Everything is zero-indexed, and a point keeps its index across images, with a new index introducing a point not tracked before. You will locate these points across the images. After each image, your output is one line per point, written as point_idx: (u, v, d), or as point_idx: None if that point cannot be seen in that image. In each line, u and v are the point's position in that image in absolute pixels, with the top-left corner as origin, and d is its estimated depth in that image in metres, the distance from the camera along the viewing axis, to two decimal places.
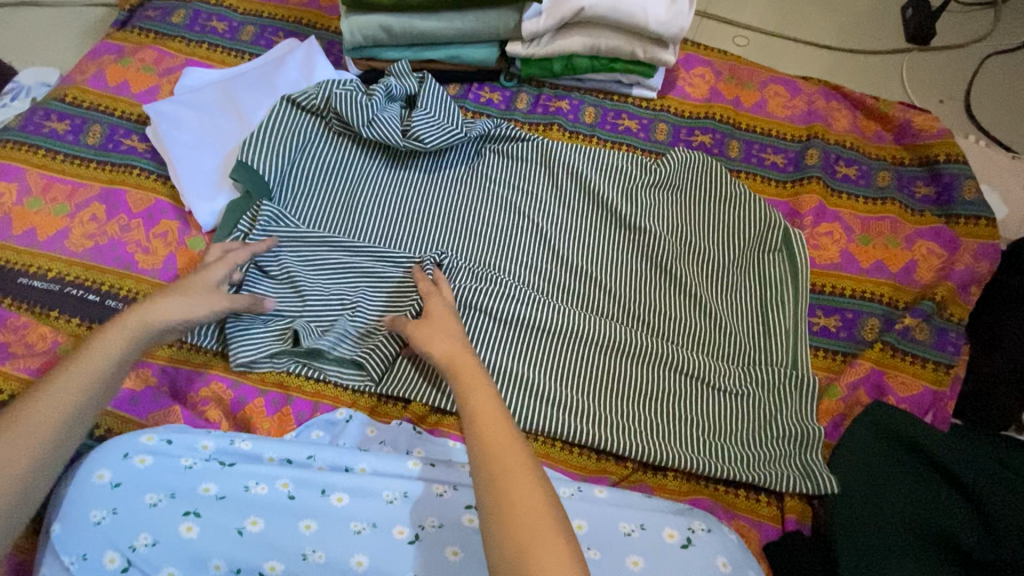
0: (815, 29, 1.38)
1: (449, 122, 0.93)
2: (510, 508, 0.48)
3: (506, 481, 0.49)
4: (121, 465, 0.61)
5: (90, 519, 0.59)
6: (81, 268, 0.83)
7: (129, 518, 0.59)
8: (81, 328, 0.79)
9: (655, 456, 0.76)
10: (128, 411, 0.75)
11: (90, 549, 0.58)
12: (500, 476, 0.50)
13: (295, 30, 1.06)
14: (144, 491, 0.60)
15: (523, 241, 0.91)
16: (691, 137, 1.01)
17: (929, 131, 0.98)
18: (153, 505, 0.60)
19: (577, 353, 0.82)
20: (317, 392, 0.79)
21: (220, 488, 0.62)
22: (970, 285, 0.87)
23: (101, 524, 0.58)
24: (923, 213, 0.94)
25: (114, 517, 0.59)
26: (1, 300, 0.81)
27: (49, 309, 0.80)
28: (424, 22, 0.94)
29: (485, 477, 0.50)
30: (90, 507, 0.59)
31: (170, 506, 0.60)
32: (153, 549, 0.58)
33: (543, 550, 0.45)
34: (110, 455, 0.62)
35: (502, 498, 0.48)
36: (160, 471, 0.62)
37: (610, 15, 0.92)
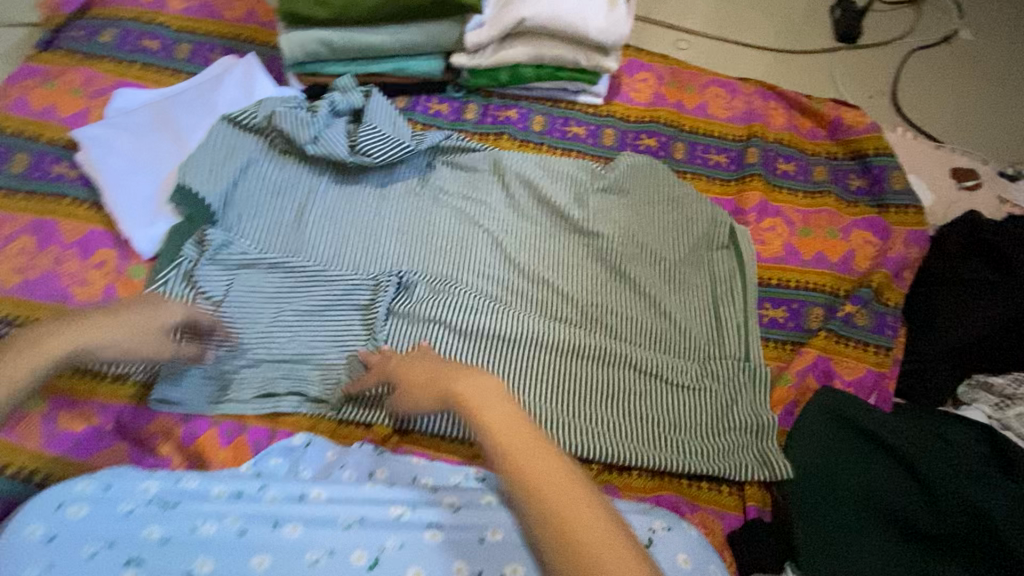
0: (752, 32, 1.43)
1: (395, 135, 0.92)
2: (561, 519, 0.49)
3: (545, 494, 0.51)
4: (55, 517, 0.59)
5: None
6: (10, 304, 0.78)
7: (69, 569, 0.55)
8: None
9: (619, 456, 0.78)
10: (71, 455, 0.72)
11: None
12: (538, 491, 0.51)
13: (233, 47, 1.04)
14: (82, 542, 0.57)
15: (479, 250, 0.91)
16: (637, 142, 1.03)
17: (859, 126, 1.03)
18: (92, 556, 0.56)
19: (537, 359, 0.82)
20: (273, 418, 0.77)
21: (164, 530, 0.59)
22: (903, 271, 0.92)
23: None
24: (857, 204, 0.98)
25: (53, 570, 0.55)
26: None
27: None
28: (365, 36, 0.93)
29: (526, 486, 0.52)
30: (22, 563, 0.56)
31: (108, 556, 0.56)
32: None
33: (603, 545, 0.48)
34: (43, 509, 0.59)
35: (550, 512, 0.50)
36: (98, 518, 0.59)
37: (550, 25, 0.93)
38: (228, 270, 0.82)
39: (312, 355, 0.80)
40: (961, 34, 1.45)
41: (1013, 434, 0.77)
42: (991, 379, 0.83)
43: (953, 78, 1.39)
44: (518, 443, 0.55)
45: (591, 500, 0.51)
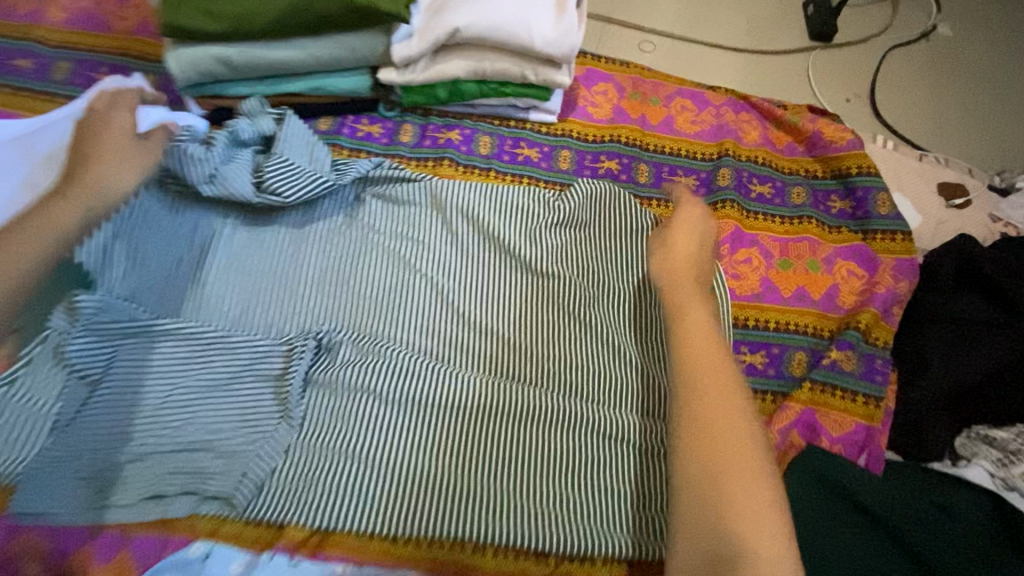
0: (721, 30, 1.32)
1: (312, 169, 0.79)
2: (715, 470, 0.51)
3: (720, 446, 0.52)
4: None
5: None
6: None
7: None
8: None
9: (582, 546, 0.64)
10: None
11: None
12: (706, 439, 0.53)
13: (123, 65, 0.89)
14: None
15: (416, 298, 0.79)
16: (597, 164, 0.92)
17: (840, 142, 0.93)
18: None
19: (482, 429, 0.70)
20: (166, 522, 0.63)
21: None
22: (892, 306, 0.82)
23: None
24: (840, 229, 0.89)
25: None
26: None
27: None
28: (272, 53, 0.80)
29: (697, 435, 0.53)
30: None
31: None
32: None
33: (749, 513, 0.49)
34: None
35: (711, 467, 0.51)
36: None
37: (489, 36, 0.80)
38: (109, 339, 0.68)
39: (213, 442, 0.66)
40: (940, 29, 1.36)
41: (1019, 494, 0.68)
42: (991, 432, 0.74)
43: (933, 78, 1.30)
44: (709, 380, 0.57)
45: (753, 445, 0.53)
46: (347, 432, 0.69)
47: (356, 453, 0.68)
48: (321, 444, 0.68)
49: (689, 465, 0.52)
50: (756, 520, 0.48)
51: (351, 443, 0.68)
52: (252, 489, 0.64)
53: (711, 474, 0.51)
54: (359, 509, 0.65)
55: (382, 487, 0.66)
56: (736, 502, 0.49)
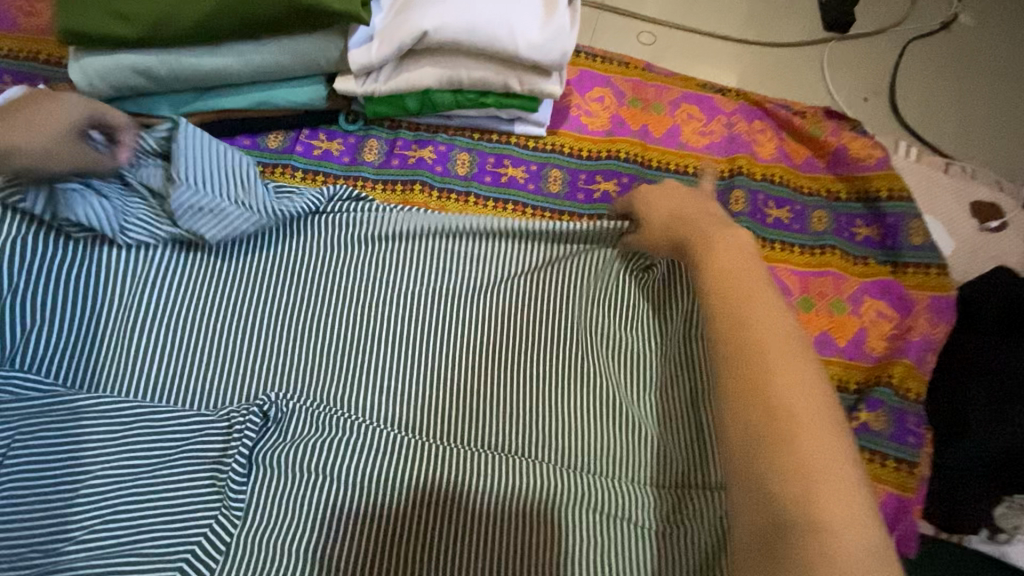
0: (727, 19, 1.19)
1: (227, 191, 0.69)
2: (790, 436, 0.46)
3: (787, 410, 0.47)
4: None
5: None
6: None
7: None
8: None
9: None
10: None
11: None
12: (762, 397, 0.48)
13: (30, 73, 0.75)
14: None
15: (382, 350, 0.68)
16: (591, 184, 0.80)
17: (868, 160, 0.82)
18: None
19: (460, 511, 0.60)
20: None
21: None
22: (927, 353, 0.72)
23: None
24: (867, 260, 0.78)
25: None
26: None
27: None
28: (201, 60, 0.67)
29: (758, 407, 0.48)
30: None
31: None
32: None
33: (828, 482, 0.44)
34: None
35: (776, 436, 0.46)
36: None
37: (464, 40, 0.67)
38: (8, 423, 0.57)
39: (136, 542, 0.56)
40: (963, 18, 1.24)
41: None
42: None
43: (956, 74, 1.19)
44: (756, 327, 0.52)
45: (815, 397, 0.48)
46: (301, 523, 0.58)
47: (311, 547, 0.57)
48: (269, 539, 0.57)
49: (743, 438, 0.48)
50: (840, 488, 0.44)
51: (308, 534, 0.58)
52: None
53: (772, 417, 0.47)
54: None
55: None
56: (811, 457, 0.45)
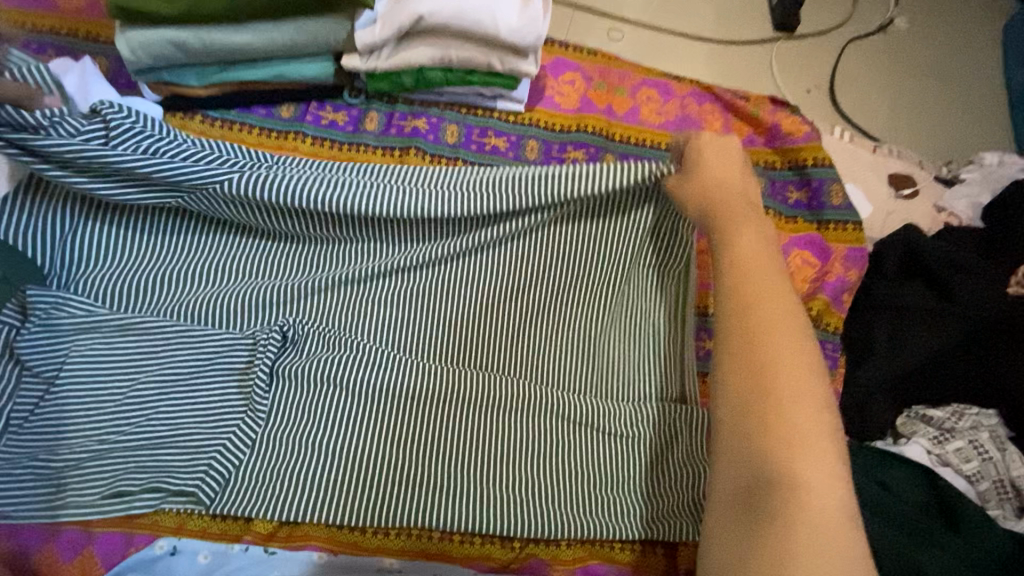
0: (688, 20, 1.33)
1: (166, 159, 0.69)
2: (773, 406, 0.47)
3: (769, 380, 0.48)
4: None
5: None
6: None
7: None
8: None
9: (544, 528, 0.68)
10: None
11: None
12: (755, 371, 0.49)
13: (71, 47, 0.86)
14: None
15: (383, 292, 0.79)
16: (563, 154, 0.92)
17: (797, 134, 0.96)
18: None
19: (447, 418, 0.72)
20: (130, 521, 0.63)
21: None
22: (843, 293, 0.86)
23: None
24: (796, 220, 0.93)
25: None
26: None
27: None
28: (228, 36, 0.78)
29: (743, 375, 0.49)
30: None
31: None
32: None
33: (805, 450, 0.45)
34: None
35: (761, 408, 0.47)
36: None
37: (453, 24, 0.80)
38: (65, 335, 0.67)
39: (174, 437, 0.66)
40: (897, 22, 1.40)
41: (950, 470, 0.74)
42: (929, 411, 0.80)
43: (889, 71, 1.34)
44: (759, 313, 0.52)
45: (811, 385, 0.48)
46: (314, 426, 0.69)
47: (324, 444, 0.69)
48: (288, 438, 0.68)
49: (725, 404, 0.49)
50: (819, 468, 0.44)
51: (320, 436, 0.69)
52: (217, 484, 0.64)
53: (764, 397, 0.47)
54: (333, 501, 0.66)
55: (345, 474, 0.67)
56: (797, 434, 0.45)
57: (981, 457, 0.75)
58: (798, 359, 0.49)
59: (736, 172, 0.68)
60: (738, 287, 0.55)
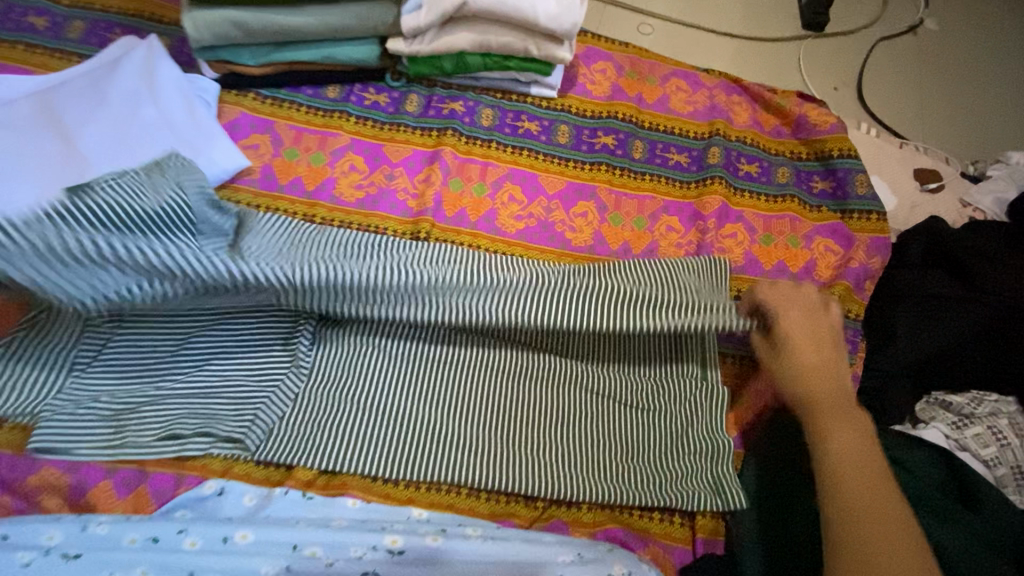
0: (718, 17, 1.36)
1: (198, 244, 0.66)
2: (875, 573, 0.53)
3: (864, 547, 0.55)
4: None
5: None
6: None
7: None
8: None
9: (567, 490, 0.71)
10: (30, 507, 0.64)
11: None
12: (848, 526, 0.56)
13: (136, 26, 0.91)
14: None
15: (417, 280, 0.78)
16: (594, 139, 0.96)
17: (823, 126, 0.99)
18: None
19: (475, 391, 0.75)
20: (180, 463, 0.67)
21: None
22: (865, 281, 0.89)
23: None
24: (820, 209, 0.94)
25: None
26: None
27: None
28: (285, 18, 0.83)
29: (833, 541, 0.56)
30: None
31: None
32: None
33: None
34: None
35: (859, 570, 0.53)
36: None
37: (495, 10, 0.83)
38: None
39: (224, 388, 0.71)
40: (927, 23, 1.41)
41: (969, 455, 0.75)
42: (950, 397, 0.81)
43: (919, 70, 1.35)
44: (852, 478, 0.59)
45: (907, 553, 0.54)
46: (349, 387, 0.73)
47: (357, 403, 0.73)
48: (325, 396, 0.72)
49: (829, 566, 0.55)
50: None
51: (353, 399, 0.73)
52: (262, 433, 0.69)
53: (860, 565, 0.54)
54: (367, 452, 0.70)
55: (374, 432, 0.71)
56: None
57: (998, 442, 0.75)
58: (883, 499, 0.58)
59: (826, 341, 0.69)
60: (824, 439, 0.62)
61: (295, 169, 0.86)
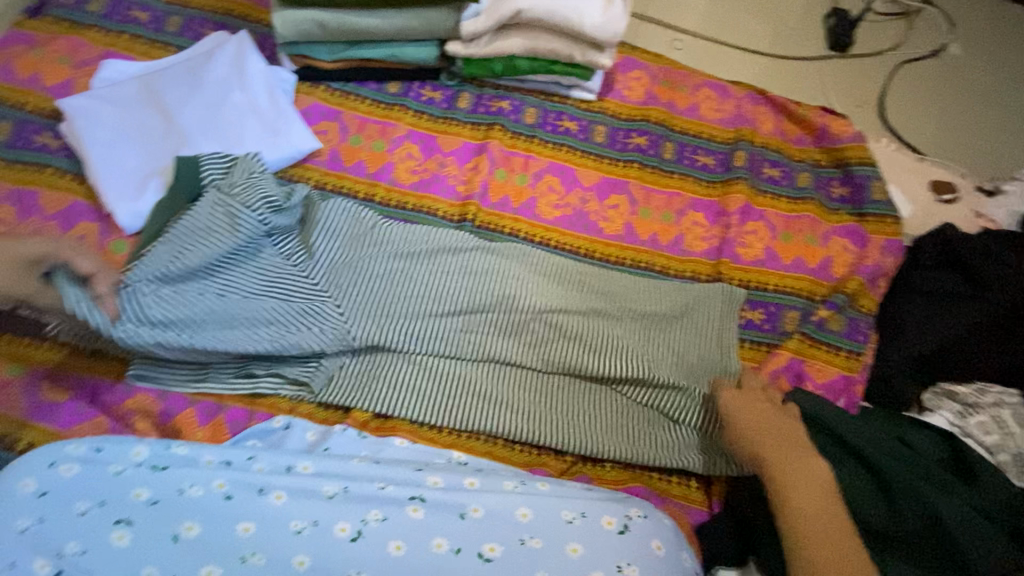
0: (747, 35, 1.44)
1: (278, 263, 0.80)
2: None
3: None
4: (47, 474, 0.60)
5: (75, 510, 0.59)
6: None
7: (57, 528, 0.57)
8: (12, 344, 0.74)
9: (591, 448, 0.78)
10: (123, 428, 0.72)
11: (17, 556, 0.56)
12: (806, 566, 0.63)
13: (225, 23, 1.03)
14: (73, 498, 0.59)
15: (454, 275, 0.84)
16: (627, 139, 1.04)
17: (844, 136, 1.06)
18: (84, 513, 0.58)
19: (507, 371, 0.81)
20: (252, 400, 0.77)
21: (84, 542, 0.57)
22: (878, 278, 0.95)
23: (86, 515, 0.58)
24: (838, 212, 1.01)
25: (11, 572, 0.55)
26: None
27: None
28: (360, 20, 0.94)
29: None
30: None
31: (99, 515, 0.58)
32: (82, 556, 0.56)
33: None
34: (35, 464, 0.61)
35: None
36: (89, 479, 0.61)
37: (545, 19, 0.93)
38: None
39: None
40: (950, 48, 1.47)
41: (972, 441, 0.80)
42: (955, 387, 0.85)
43: (940, 92, 1.41)
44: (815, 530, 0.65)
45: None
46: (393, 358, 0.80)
47: (402, 368, 0.79)
48: (374, 359, 0.80)
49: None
50: None
51: (398, 365, 0.80)
52: (324, 378, 0.77)
53: None
54: (412, 404, 0.78)
55: (419, 393, 0.78)
56: None
57: (1001, 430, 0.80)
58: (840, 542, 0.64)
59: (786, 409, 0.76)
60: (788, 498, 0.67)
61: (359, 153, 0.96)
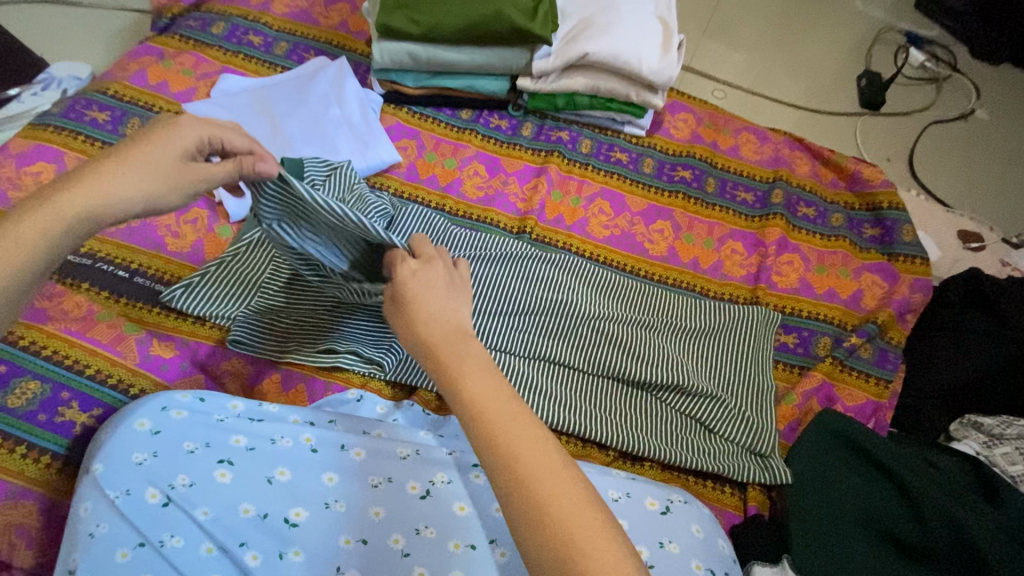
0: (783, 89, 1.56)
1: None
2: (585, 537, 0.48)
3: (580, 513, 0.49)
4: (160, 416, 0.69)
5: (184, 449, 0.67)
6: (162, 260, 0.91)
7: (169, 463, 0.66)
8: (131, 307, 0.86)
9: (634, 447, 0.84)
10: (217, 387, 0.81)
11: (133, 485, 0.64)
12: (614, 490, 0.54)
13: (325, 50, 1.18)
14: (182, 439, 0.68)
15: (511, 281, 0.92)
16: (673, 172, 1.14)
17: (876, 181, 1.14)
18: (190, 453, 0.67)
19: (557, 370, 0.88)
20: (329, 373, 0.85)
21: (193, 476, 0.65)
22: (907, 313, 1.01)
23: (194, 453, 0.67)
24: (869, 250, 1.09)
25: (126, 497, 0.63)
26: (81, 287, 0.86)
27: (101, 287, 0.87)
28: (446, 53, 1.07)
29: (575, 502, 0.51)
30: (109, 485, 0.64)
31: (205, 454, 0.67)
32: (191, 488, 0.64)
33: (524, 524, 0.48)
34: (150, 409, 0.70)
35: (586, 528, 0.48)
36: (194, 424, 0.70)
37: (609, 62, 1.05)
38: None
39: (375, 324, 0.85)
40: (978, 113, 1.56)
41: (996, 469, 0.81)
42: (982, 420, 0.88)
43: (968, 151, 1.49)
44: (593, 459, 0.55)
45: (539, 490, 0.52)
46: None
47: None
48: None
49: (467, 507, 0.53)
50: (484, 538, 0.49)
51: None
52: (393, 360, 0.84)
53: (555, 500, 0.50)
54: None
55: None
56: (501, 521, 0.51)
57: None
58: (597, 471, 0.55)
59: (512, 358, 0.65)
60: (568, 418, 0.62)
61: (433, 168, 1.08)
